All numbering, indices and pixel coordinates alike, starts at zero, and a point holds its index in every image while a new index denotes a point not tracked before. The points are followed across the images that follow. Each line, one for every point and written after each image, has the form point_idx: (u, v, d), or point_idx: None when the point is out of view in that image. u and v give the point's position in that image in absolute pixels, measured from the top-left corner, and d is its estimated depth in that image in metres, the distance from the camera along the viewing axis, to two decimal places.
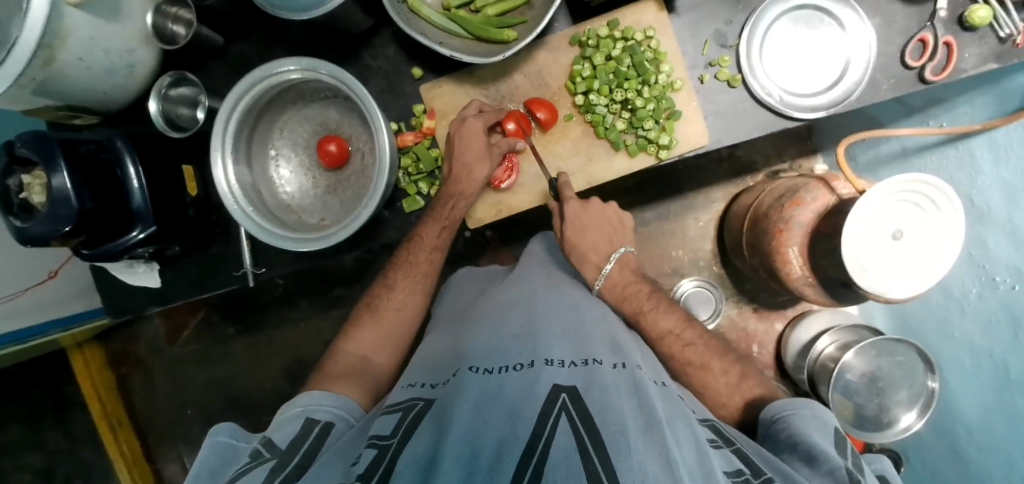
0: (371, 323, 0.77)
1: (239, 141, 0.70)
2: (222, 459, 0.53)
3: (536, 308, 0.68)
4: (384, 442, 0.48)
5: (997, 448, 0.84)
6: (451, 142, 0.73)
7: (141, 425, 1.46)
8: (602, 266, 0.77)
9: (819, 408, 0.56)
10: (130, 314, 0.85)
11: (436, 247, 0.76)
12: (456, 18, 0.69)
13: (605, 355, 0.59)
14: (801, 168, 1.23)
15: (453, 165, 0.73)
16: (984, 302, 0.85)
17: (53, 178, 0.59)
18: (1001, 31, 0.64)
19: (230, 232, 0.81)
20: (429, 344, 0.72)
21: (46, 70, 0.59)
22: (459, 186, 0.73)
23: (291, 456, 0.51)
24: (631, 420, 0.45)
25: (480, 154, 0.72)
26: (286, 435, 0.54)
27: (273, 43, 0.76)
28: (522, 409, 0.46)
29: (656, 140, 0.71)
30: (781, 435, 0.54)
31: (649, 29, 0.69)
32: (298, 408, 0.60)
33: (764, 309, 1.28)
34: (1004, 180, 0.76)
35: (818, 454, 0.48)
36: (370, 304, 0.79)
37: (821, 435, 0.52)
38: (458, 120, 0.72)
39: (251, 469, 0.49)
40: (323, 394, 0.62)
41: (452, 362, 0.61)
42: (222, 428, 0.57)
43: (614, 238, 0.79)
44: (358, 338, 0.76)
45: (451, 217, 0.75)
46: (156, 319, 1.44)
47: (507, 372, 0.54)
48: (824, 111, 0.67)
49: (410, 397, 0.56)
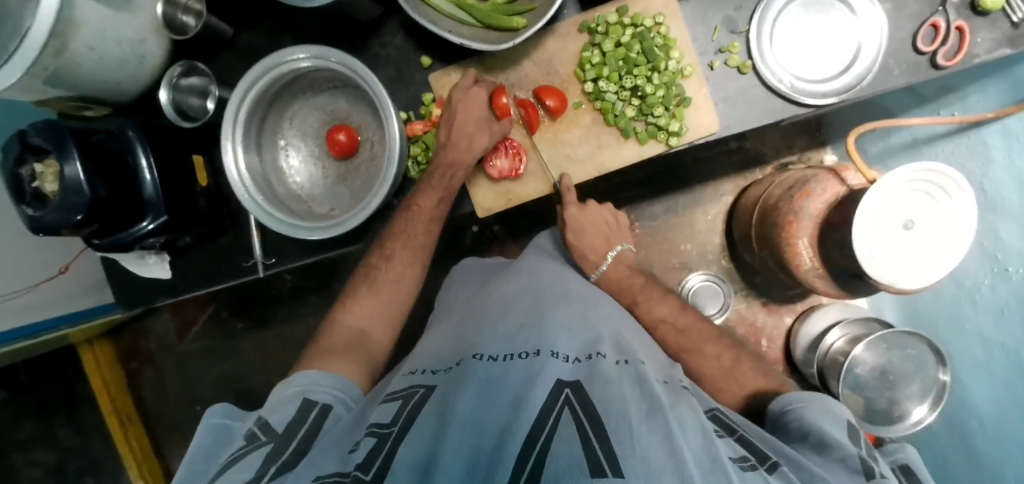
0: (369, 294, 0.76)
1: (249, 130, 0.70)
2: (218, 441, 0.55)
3: (543, 300, 0.68)
4: (384, 430, 0.48)
5: (1011, 439, 0.83)
6: (449, 111, 0.72)
7: (151, 421, 1.46)
8: (601, 263, 0.82)
9: (829, 400, 0.56)
10: (140, 306, 0.86)
11: (434, 217, 0.75)
12: (465, 6, 0.69)
13: (611, 351, 0.58)
14: (810, 160, 1.23)
15: (451, 132, 0.72)
16: (996, 292, 0.84)
17: (67, 166, 0.59)
18: (1014, 15, 0.63)
19: (240, 221, 0.81)
20: (440, 331, 0.72)
21: (58, 60, 0.60)
22: (458, 155, 0.72)
23: (287, 441, 0.51)
24: (632, 408, 0.45)
25: (480, 124, 0.72)
26: (283, 418, 0.54)
27: (283, 33, 0.76)
28: (524, 398, 0.46)
29: (666, 126, 0.70)
30: (792, 426, 0.54)
31: (658, 15, 0.69)
32: (296, 388, 0.60)
33: (773, 302, 1.27)
34: (1016, 167, 0.76)
35: (830, 442, 0.49)
36: (366, 273, 0.78)
37: (833, 425, 0.52)
38: (462, 88, 0.72)
39: (249, 453, 0.49)
40: (320, 374, 0.62)
41: (460, 348, 0.61)
42: (214, 411, 0.57)
43: (613, 237, 0.84)
44: (367, 322, 0.75)
45: (450, 186, 0.74)
46: (166, 314, 1.44)
47: (512, 359, 0.54)
48: (836, 97, 0.67)
49: (413, 384, 0.57)
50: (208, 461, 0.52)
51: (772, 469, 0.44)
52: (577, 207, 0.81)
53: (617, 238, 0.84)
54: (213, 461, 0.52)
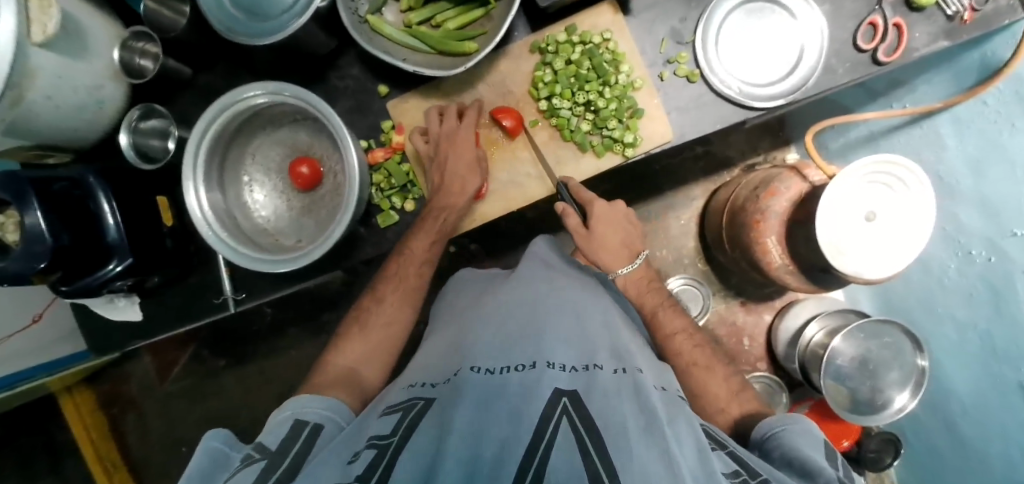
0: (359, 334, 0.77)
1: (211, 168, 0.71)
2: (216, 466, 0.52)
3: (537, 310, 0.68)
4: (384, 441, 0.47)
5: (992, 419, 0.84)
6: (439, 153, 0.73)
7: (137, 466, 1.44)
8: (630, 261, 0.80)
9: (804, 422, 0.58)
10: (114, 350, 0.85)
11: (427, 259, 0.77)
12: (417, 33, 0.71)
13: (607, 360, 0.59)
14: (775, 160, 1.26)
15: (443, 176, 0.73)
16: (963, 276, 0.86)
17: (26, 216, 0.59)
18: (949, 9, 0.66)
19: (208, 261, 0.81)
20: (426, 348, 0.72)
21: (14, 112, 0.60)
22: (450, 199, 0.73)
23: (281, 458, 0.50)
24: (632, 423, 0.46)
25: (472, 168, 0.73)
26: (276, 437, 0.54)
27: (241, 70, 0.77)
28: (522, 410, 0.46)
29: (621, 139, 0.72)
30: (775, 454, 0.55)
31: (606, 31, 0.71)
32: (287, 412, 0.59)
33: (751, 301, 1.28)
34: (969, 154, 0.78)
35: (812, 468, 0.49)
36: (362, 316, 0.79)
37: (813, 449, 0.53)
38: (449, 134, 0.73)
39: (242, 469, 0.48)
40: (311, 399, 0.61)
41: (453, 361, 0.61)
42: (214, 436, 0.56)
43: (635, 238, 0.80)
44: (347, 351, 0.75)
45: (443, 229, 0.75)
46: (146, 357, 1.43)
47: (508, 372, 0.54)
48: (783, 99, 0.69)
49: (412, 397, 0.56)
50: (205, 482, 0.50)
51: None
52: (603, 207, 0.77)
53: (639, 239, 0.81)
54: (208, 481, 0.50)
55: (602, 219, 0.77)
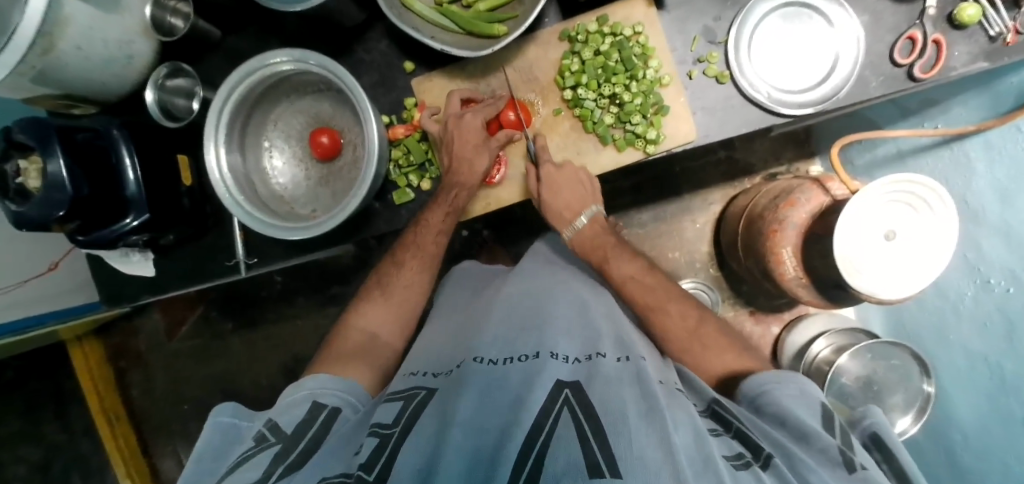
0: (380, 300, 0.79)
1: (232, 131, 0.71)
2: (225, 439, 0.56)
3: (541, 301, 0.68)
4: (386, 431, 0.49)
5: (992, 450, 0.83)
6: (445, 138, 0.73)
7: (138, 420, 1.47)
8: (574, 220, 0.79)
9: (803, 382, 0.56)
10: (126, 303, 0.86)
11: (441, 232, 0.76)
12: (448, 13, 0.71)
13: (611, 348, 0.59)
14: (798, 171, 1.24)
15: (451, 160, 0.73)
16: (979, 305, 0.83)
17: (49, 163, 0.60)
18: (991, 29, 0.63)
19: (222, 222, 0.82)
20: (434, 332, 0.73)
21: (45, 59, 0.60)
22: (460, 178, 0.73)
23: (296, 442, 0.53)
24: (632, 407, 0.46)
25: (479, 148, 0.72)
26: (293, 418, 0.56)
27: (270, 36, 0.78)
28: (523, 400, 0.46)
29: (644, 134, 0.71)
30: (768, 411, 0.54)
31: (638, 25, 0.70)
32: (306, 391, 0.61)
33: (760, 311, 1.27)
34: (998, 181, 0.75)
35: (809, 431, 0.49)
36: (379, 282, 0.81)
37: (810, 413, 0.52)
38: (456, 117, 0.73)
39: (257, 454, 0.51)
40: (328, 378, 0.63)
41: (460, 351, 0.62)
42: (223, 409, 0.59)
43: (588, 199, 0.77)
44: (369, 313, 0.79)
45: (456, 204, 0.74)
46: (156, 313, 1.45)
47: (512, 362, 0.55)
48: (813, 108, 0.68)
49: (412, 386, 0.57)
50: (218, 459, 0.54)
51: (765, 465, 0.44)
52: (555, 167, 0.74)
53: (592, 197, 0.77)
54: (223, 460, 0.54)
55: (549, 182, 0.74)
